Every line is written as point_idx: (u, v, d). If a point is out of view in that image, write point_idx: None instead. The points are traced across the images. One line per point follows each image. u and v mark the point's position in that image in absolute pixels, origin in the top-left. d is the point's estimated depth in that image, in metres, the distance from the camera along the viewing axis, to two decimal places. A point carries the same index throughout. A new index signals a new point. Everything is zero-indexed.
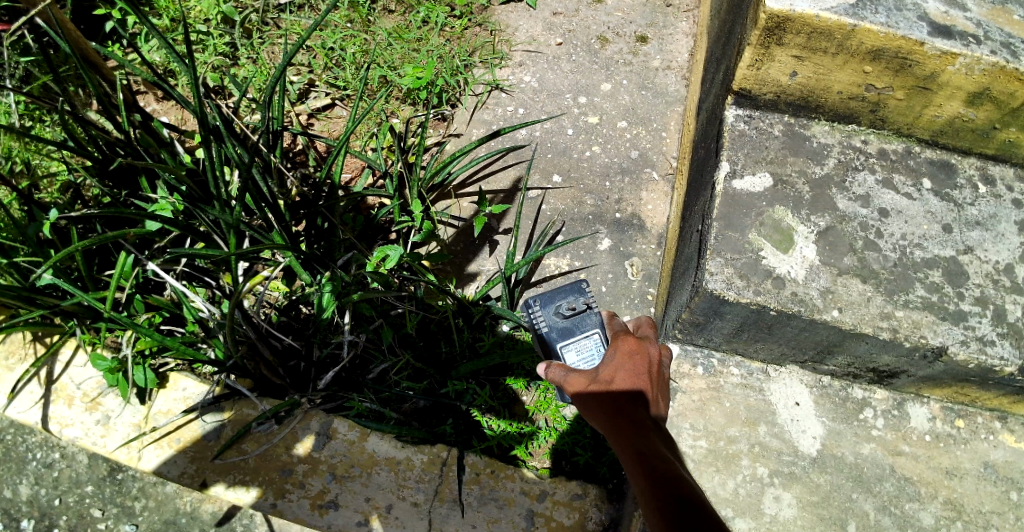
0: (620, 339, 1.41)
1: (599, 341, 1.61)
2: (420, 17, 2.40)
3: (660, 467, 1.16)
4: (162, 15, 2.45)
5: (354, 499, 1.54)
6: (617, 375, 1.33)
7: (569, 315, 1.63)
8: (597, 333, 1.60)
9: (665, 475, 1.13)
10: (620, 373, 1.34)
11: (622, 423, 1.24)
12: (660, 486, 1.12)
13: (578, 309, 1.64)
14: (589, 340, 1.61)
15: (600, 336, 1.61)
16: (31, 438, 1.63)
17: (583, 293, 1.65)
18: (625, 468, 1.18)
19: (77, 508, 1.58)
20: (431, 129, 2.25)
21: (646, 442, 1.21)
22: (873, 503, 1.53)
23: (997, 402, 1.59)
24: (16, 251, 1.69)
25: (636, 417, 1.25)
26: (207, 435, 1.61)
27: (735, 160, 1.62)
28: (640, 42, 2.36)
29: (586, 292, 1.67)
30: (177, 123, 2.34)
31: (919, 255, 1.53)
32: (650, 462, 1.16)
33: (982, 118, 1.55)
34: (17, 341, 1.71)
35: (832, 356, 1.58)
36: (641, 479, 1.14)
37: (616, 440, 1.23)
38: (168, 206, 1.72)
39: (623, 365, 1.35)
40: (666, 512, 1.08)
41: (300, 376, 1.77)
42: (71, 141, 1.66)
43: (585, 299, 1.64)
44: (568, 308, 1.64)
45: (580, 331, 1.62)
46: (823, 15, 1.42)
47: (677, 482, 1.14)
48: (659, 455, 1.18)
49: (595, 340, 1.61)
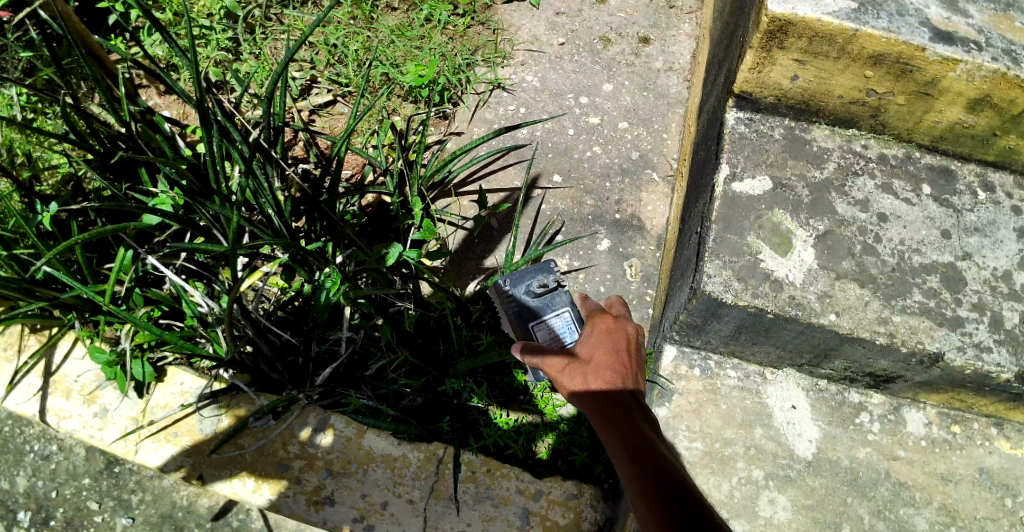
0: (598, 319, 1.45)
1: (569, 319, 1.64)
2: (423, 14, 2.40)
3: (645, 447, 1.20)
4: (165, 9, 2.46)
5: (350, 495, 1.55)
6: (597, 355, 1.37)
7: (539, 294, 1.66)
8: (569, 311, 1.64)
9: (651, 455, 1.18)
10: (600, 354, 1.38)
11: (607, 406, 1.27)
12: (648, 466, 1.16)
13: (549, 288, 1.67)
14: (560, 318, 1.64)
15: (571, 314, 1.65)
16: (29, 431, 1.71)
17: (552, 271, 1.69)
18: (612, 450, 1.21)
19: (74, 501, 1.67)
20: (433, 127, 2.24)
21: (631, 423, 1.25)
22: (868, 507, 1.53)
23: (993, 408, 1.60)
24: (16, 242, 1.70)
25: (619, 399, 1.29)
26: (204, 429, 1.60)
27: (735, 162, 1.62)
28: (642, 43, 2.36)
29: (555, 270, 1.70)
30: (179, 117, 2.34)
31: (918, 260, 1.53)
32: (635, 441, 1.21)
33: (982, 125, 1.56)
34: (14, 333, 1.71)
35: (829, 360, 1.59)
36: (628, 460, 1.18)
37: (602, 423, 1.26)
38: (167, 200, 1.74)
39: (601, 344, 1.40)
40: (657, 492, 1.12)
41: (298, 372, 1.77)
42: (73, 135, 1.66)
43: (554, 277, 1.68)
44: (539, 285, 1.67)
45: (551, 310, 1.65)
46: (825, 19, 1.43)
47: (663, 462, 1.18)
48: (644, 436, 1.22)
49: (565, 318, 1.64)
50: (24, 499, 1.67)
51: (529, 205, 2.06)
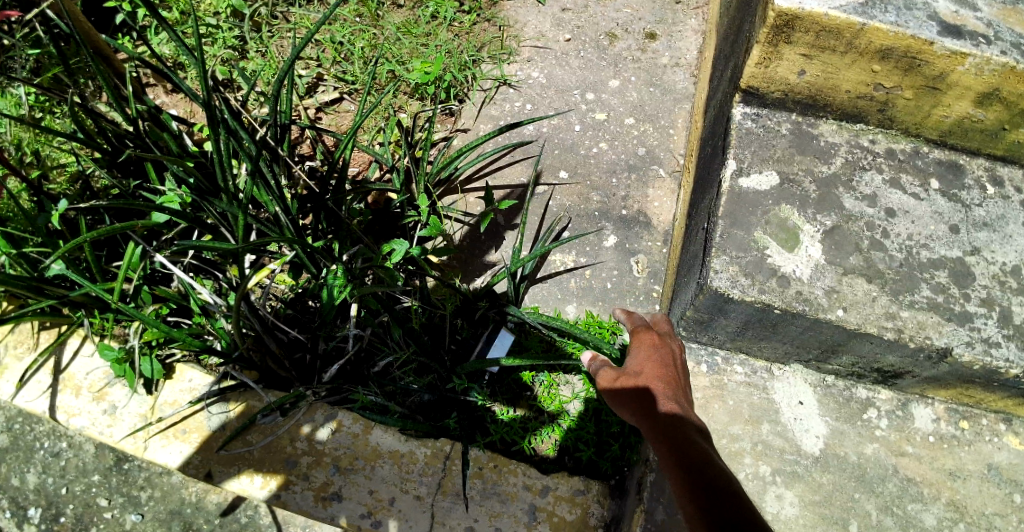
0: (643, 336, 1.50)
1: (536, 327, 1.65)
2: (429, 11, 2.41)
3: (693, 454, 1.18)
4: (171, 8, 2.47)
5: (357, 491, 1.56)
6: (646, 366, 1.41)
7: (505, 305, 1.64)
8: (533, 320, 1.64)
9: (698, 461, 1.15)
10: (649, 365, 1.40)
11: (656, 415, 1.28)
12: (694, 470, 1.14)
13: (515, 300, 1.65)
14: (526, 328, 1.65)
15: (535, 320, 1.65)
16: (39, 428, 1.72)
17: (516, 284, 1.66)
18: (660, 457, 1.21)
19: (84, 497, 1.68)
20: (439, 124, 2.26)
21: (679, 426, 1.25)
22: (876, 503, 1.53)
23: (1002, 404, 1.59)
24: (26, 241, 1.71)
25: (668, 408, 1.29)
26: (212, 426, 1.61)
27: (742, 158, 1.61)
28: (649, 39, 2.36)
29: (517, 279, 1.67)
30: (186, 115, 2.35)
31: (926, 255, 1.52)
32: (679, 443, 1.21)
33: (991, 119, 1.55)
34: (25, 331, 1.72)
35: (836, 356, 1.58)
36: (675, 469, 1.17)
37: (650, 432, 1.26)
38: (176, 199, 1.71)
39: (650, 357, 1.43)
40: (703, 499, 1.09)
41: (305, 368, 1.77)
42: (81, 134, 1.67)
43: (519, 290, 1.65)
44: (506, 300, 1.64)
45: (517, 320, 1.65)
46: (832, 14, 1.42)
47: (712, 469, 1.15)
48: (689, 438, 1.22)
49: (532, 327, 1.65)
50: (34, 496, 1.69)
51: (535, 202, 2.06)
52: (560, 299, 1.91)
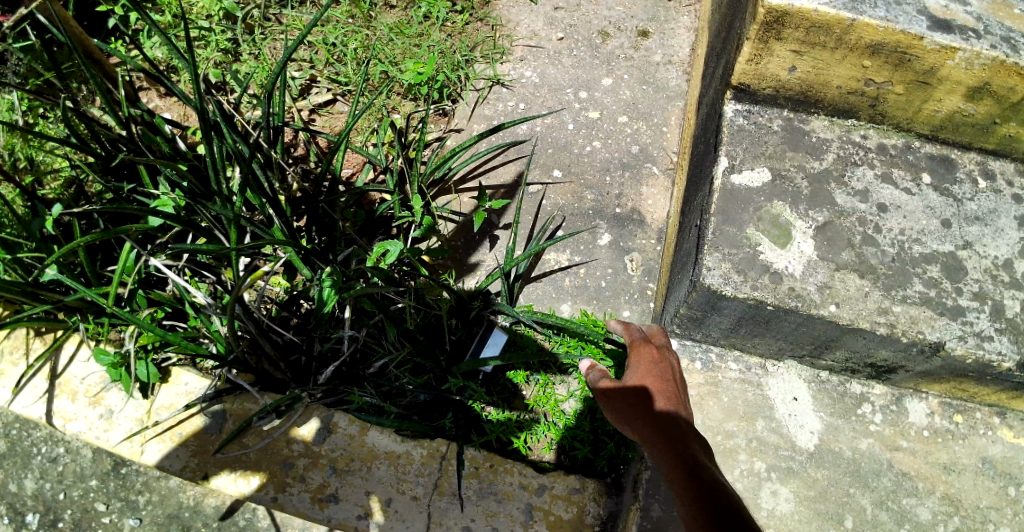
0: (643, 349, 1.55)
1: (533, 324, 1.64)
2: (421, 12, 2.41)
3: (697, 465, 1.24)
4: (164, 11, 2.46)
5: (354, 493, 1.56)
6: (647, 379, 1.45)
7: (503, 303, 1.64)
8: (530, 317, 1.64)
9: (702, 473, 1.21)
10: (650, 380, 1.45)
11: (661, 429, 1.33)
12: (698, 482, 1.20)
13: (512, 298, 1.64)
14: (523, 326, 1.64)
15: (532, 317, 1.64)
16: (37, 434, 1.72)
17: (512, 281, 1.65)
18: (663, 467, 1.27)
19: (82, 502, 1.68)
20: (432, 124, 2.25)
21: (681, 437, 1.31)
22: (871, 498, 1.53)
23: (996, 397, 1.60)
24: (20, 246, 1.71)
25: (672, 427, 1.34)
26: (209, 429, 1.61)
27: (734, 155, 1.62)
28: (641, 36, 2.36)
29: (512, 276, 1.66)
30: (179, 118, 2.35)
31: (918, 250, 1.53)
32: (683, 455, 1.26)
33: (982, 113, 1.55)
34: (19, 337, 1.72)
35: (830, 351, 1.59)
36: (681, 481, 1.22)
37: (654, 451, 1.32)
38: (169, 202, 1.75)
39: (651, 372, 1.48)
40: (708, 511, 1.16)
41: (301, 370, 1.78)
42: (75, 138, 1.67)
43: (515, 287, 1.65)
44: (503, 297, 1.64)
45: None
46: (822, 10, 1.43)
47: (715, 480, 1.21)
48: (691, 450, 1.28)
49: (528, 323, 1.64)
50: (32, 501, 1.69)
51: (529, 201, 2.06)
52: (554, 297, 1.92)
